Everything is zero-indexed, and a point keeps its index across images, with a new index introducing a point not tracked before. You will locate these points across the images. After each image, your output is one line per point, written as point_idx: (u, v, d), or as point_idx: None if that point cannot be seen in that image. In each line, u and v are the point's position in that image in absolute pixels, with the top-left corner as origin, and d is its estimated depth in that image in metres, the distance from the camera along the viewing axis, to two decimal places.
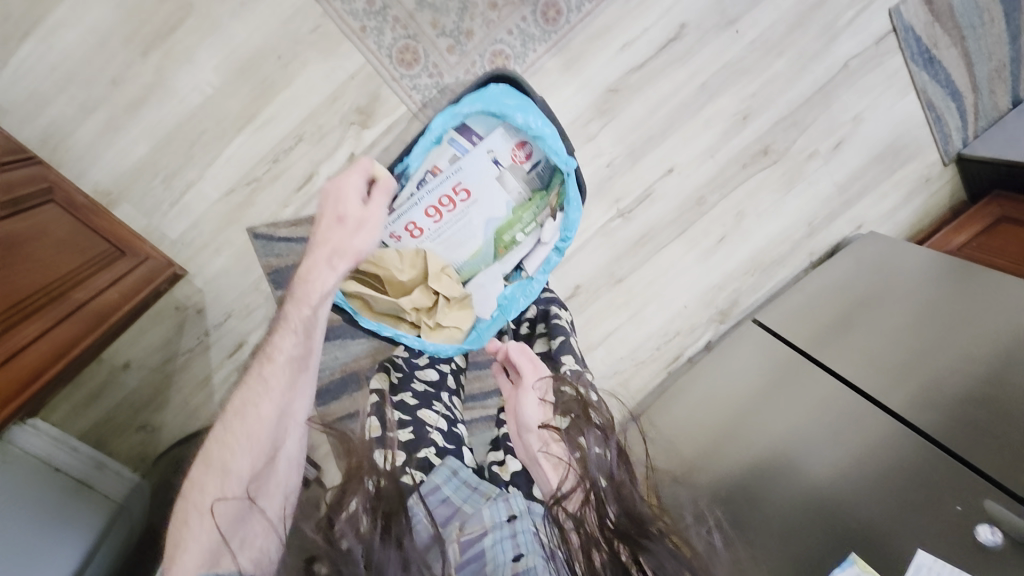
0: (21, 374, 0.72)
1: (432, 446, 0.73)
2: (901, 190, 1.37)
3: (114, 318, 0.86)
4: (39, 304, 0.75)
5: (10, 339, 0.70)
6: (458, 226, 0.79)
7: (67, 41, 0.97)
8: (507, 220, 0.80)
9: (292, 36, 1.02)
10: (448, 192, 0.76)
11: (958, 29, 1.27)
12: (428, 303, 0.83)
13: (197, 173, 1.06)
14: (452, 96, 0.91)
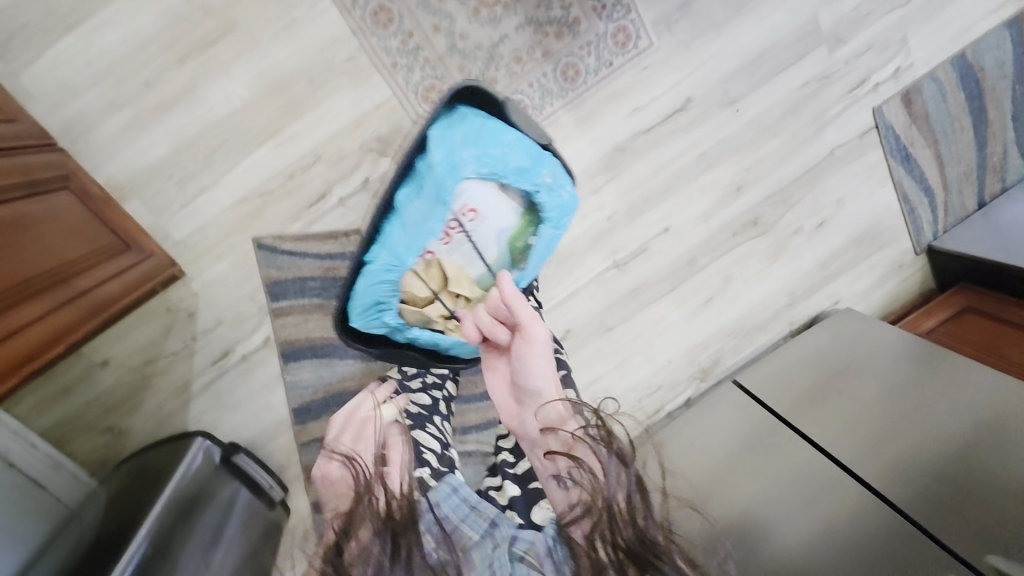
0: (18, 353, 0.71)
1: (426, 468, 0.67)
2: (876, 272, 1.46)
3: (112, 310, 0.85)
4: (41, 287, 0.74)
5: (13, 317, 0.70)
6: (469, 246, 0.82)
7: (108, 40, 0.98)
8: (516, 226, 0.84)
9: (327, 62, 1.06)
10: (455, 213, 0.79)
11: (932, 133, 1.39)
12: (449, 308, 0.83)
13: (212, 179, 1.08)
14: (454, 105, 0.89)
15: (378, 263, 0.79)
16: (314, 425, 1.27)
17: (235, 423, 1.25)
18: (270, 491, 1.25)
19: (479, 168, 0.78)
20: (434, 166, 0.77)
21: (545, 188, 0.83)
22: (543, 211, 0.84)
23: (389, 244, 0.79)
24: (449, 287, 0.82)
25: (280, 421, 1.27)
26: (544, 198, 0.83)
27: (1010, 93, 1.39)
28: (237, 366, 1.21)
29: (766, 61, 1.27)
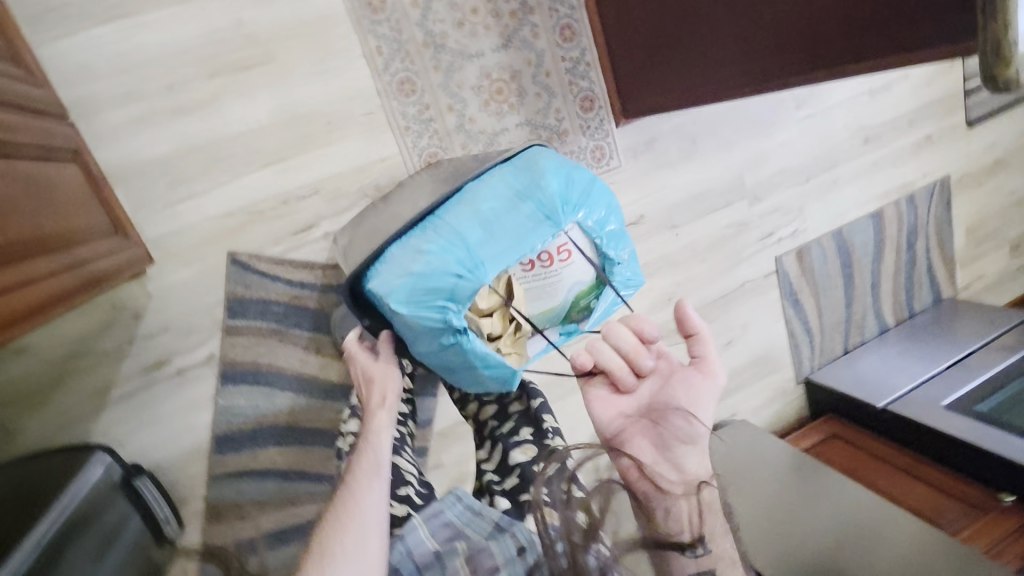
0: (43, 296, 0.68)
1: (411, 487, 0.88)
2: (765, 392, 1.71)
3: (109, 284, 0.84)
4: (52, 245, 0.73)
5: (37, 263, 0.68)
6: (548, 280, 0.90)
7: (144, 39, 1.01)
8: (578, 284, 0.92)
9: (348, 111, 1.16)
10: (551, 249, 0.89)
11: (816, 286, 1.72)
12: (500, 330, 0.91)
13: (205, 188, 1.10)
14: (540, 153, 0.95)
15: (452, 262, 0.85)
16: (231, 457, 1.21)
17: (145, 443, 1.15)
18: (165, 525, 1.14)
19: (584, 218, 0.91)
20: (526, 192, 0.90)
21: (620, 262, 0.96)
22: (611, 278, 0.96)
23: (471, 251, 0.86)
24: (510, 309, 0.90)
25: (196, 448, 1.18)
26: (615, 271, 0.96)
27: (870, 267, 1.77)
28: (168, 380, 1.14)
29: (705, 201, 1.55)
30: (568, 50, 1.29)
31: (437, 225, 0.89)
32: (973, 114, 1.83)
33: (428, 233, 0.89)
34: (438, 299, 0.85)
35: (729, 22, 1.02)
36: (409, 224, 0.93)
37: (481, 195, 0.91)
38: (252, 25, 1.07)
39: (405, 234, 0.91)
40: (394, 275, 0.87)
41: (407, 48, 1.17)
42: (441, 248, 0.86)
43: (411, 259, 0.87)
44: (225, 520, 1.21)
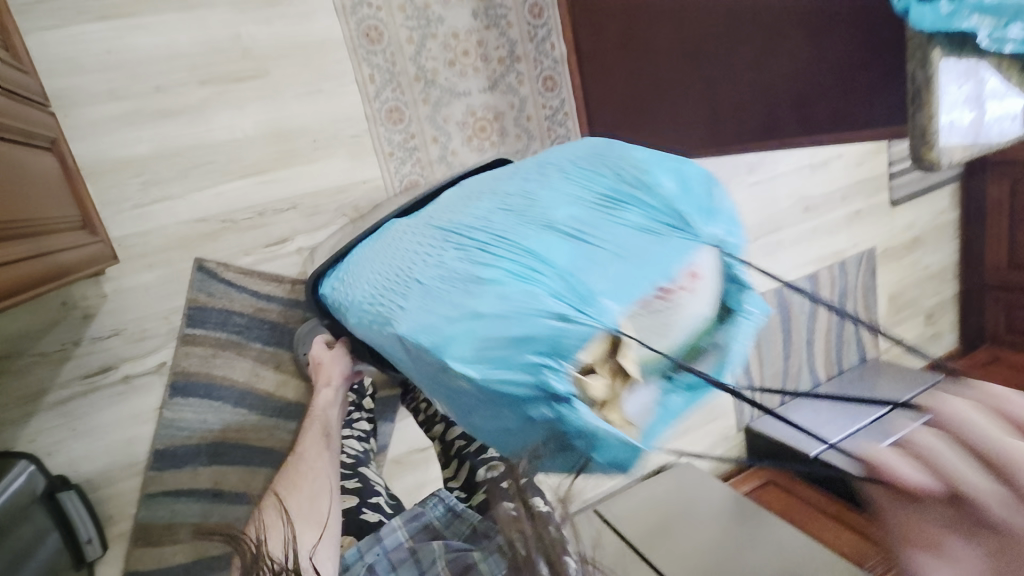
0: (18, 279, 0.65)
1: (380, 496, 0.90)
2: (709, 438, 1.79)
3: (73, 278, 0.81)
4: (25, 232, 0.71)
5: (12, 246, 0.66)
6: (675, 313, 0.54)
7: (136, 39, 1.01)
8: (709, 320, 0.57)
9: (335, 132, 1.18)
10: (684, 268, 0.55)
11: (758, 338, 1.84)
12: (605, 394, 0.52)
13: (180, 191, 1.08)
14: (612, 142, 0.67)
15: (542, 292, 0.52)
16: (170, 474, 1.13)
17: (75, 455, 1.06)
18: (86, 546, 1.05)
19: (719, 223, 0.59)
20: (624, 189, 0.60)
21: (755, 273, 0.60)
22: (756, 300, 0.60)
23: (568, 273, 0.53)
24: (624, 362, 0.52)
25: (132, 463, 1.10)
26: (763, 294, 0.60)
27: (805, 324, 1.92)
28: (112, 387, 1.08)
29: None
30: (549, 99, 1.39)
31: (501, 241, 0.57)
32: (896, 195, 2.06)
33: (487, 251, 0.57)
34: (528, 353, 0.50)
35: (694, 92, 1.13)
36: (447, 241, 0.63)
37: (563, 195, 0.61)
38: (250, 40, 1.09)
39: (446, 257, 0.60)
40: (442, 318, 0.56)
41: (398, 79, 1.22)
42: (518, 274, 0.54)
43: (468, 292, 0.55)
44: (154, 543, 1.13)
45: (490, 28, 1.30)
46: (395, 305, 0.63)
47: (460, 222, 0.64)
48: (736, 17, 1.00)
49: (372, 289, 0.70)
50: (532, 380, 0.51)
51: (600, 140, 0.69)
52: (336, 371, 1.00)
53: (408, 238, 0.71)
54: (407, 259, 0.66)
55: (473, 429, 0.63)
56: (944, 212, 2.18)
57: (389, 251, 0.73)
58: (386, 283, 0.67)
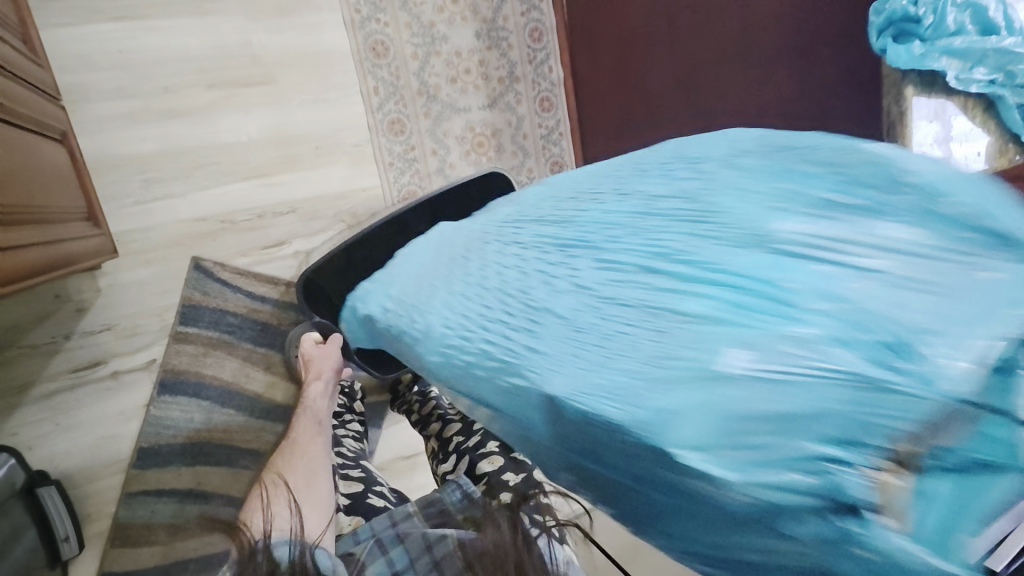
0: (30, 264, 0.66)
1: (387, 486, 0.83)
2: None
3: (75, 269, 0.81)
4: (36, 220, 0.72)
5: (26, 231, 0.67)
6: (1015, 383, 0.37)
7: (148, 41, 1.04)
8: None
9: (337, 140, 1.21)
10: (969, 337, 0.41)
11: None
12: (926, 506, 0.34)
13: (182, 190, 1.09)
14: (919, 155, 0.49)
15: (817, 343, 0.39)
16: (153, 473, 1.11)
17: (58, 449, 1.05)
18: (62, 543, 1.03)
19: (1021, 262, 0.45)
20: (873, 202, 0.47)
21: None
22: None
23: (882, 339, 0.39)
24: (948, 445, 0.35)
25: (115, 460, 1.09)
26: None
27: None
28: (100, 382, 1.07)
29: None
30: (545, 119, 1.42)
31: (703, 264, 0.47)
32: None
33: (683, 298, 0.46)
34: (824, 441, 0.35)
35: (682, 115, 1.22)
36: (595, 286, 0.51)
37: (784, 221, 0.48)
38: (260, 47, 1.12)
39: (617, 306, 0.48)
40: (628, 380, 0.42)
41: (402, 93, 1.26)
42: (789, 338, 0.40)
43: (682, 351, 0.42)
44: (132, 544, 1.10)
45: (492, 49, 1.34)
46: (533, 355, 0.48)
47: (610, 259, 0.52)
48: (732, 46, 1.12)
49: (485, 317, 0.54)
50: (817, 489, 0.34)
51: (758, 131, 0.61)
52: (330, 365, 0.96)
53: (515, 268, 0.58)
54: (524, 285, 0.55)
55: (654, 542, 0.44)
56: None
57: (480, 272, 0.60)
58: (503, 325, 0.52)
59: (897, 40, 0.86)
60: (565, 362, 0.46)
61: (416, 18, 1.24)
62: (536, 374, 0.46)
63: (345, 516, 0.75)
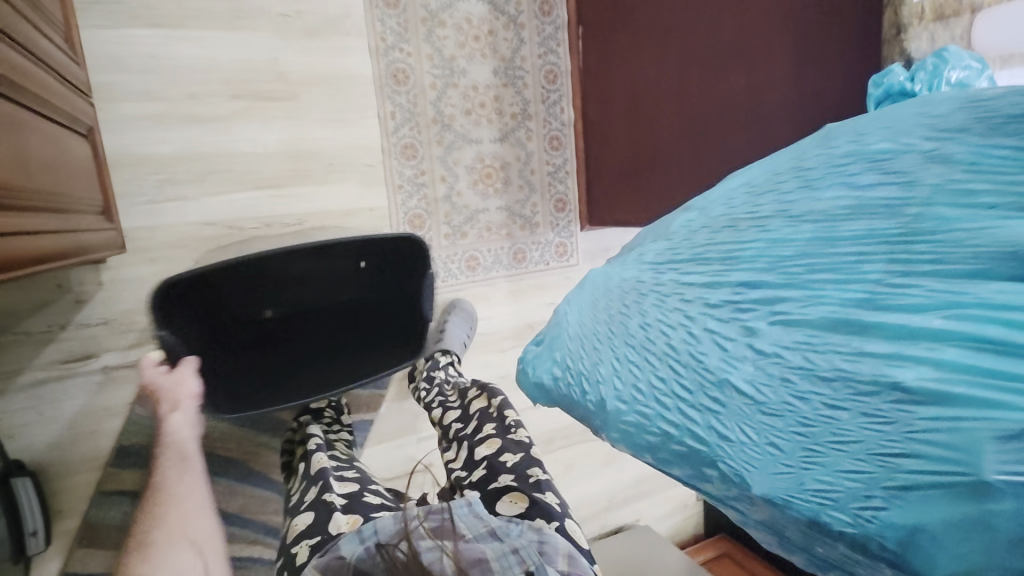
0: (47, 250, 0.68)
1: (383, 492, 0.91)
2: (670, 504, 1.84)
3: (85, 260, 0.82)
4: (56, 209, 0.73)
5: (46, 218, 0.69)
6: None
7: (179, 49, 1.08)
8: None
9: (351, 159, 1.25)
10: None
11: None
12: None
13: (194, 194, 1.12)
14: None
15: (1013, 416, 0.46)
16: (129, 472, 1.10)
17: (39, 440, 1.04)
18: (29, 538, 1.00)
19: None
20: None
21: None
22: None
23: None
24: None
25: (94, 457, 1.08)
26: None
27: None
28: (89, 376, 1.07)
29: None
30: (554, 156, 1.47)
31: (883, 336, 0.57)
32: None
33: (864, 368, 0.56)
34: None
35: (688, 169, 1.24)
36: (771, 356, 0.63)
37: (965, 257, 0.56)
38: (287, 64, 1.16)
39: (796, 381, 0.60)
40: (839, 462, 0.54)
41: (418, 119, 1.30)
42: (943, 391, 0.50)
43: (894, 457, 0.51)
44: (101, 545, 1.08)
45: (507, 85, 1.38)
46: (723, 444, 0.63)
47: (787, 324, 0.64)
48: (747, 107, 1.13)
49: (681, 396, 0.69)
50: None
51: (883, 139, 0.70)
52: (187, 391, 0.85)
53: (684, 336, 0.72)
54: (711, 358, 0.68)
55: None
56: None
57: (656, 338, 0.75)
58: (684, 404, 0.68)
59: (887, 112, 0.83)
60: (755, 445, 0.60)
61: (438, 51, 1.29)
62: (734, 466, 0.61)
63: (343, 515, 0.81)
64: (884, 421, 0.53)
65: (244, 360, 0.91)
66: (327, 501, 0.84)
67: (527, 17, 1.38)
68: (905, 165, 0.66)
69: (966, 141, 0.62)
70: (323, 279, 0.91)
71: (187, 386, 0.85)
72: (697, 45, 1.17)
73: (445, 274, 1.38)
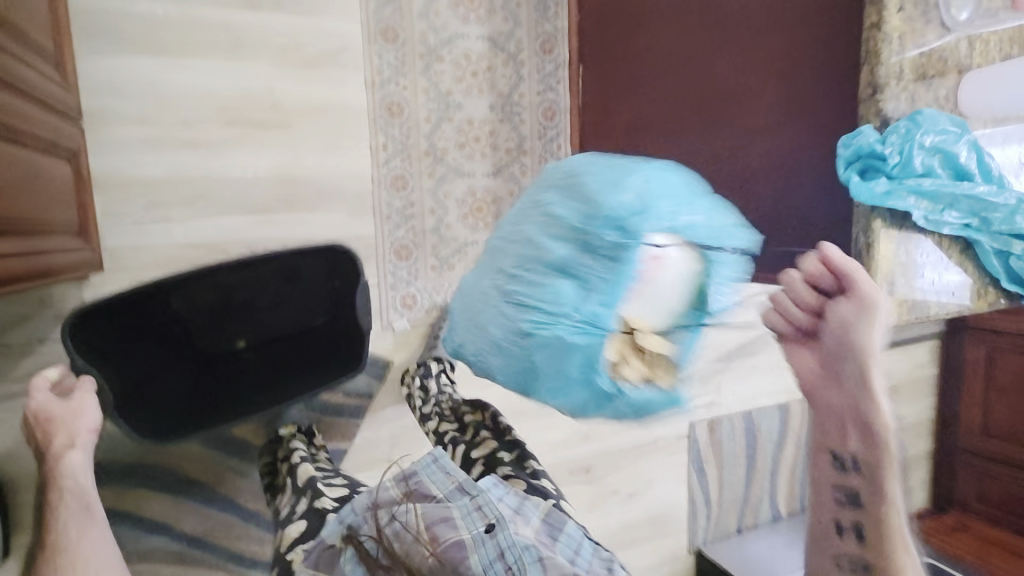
0: (11, 272, 0.70)
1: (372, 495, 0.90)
2: (657, 554, 1.77)
3: (56, 281, 0.84)
4: (27, 232, 0.75)
5: (13, 241, 0.71)
6: (657, 294, 0.59)
7: (176, 76, 1.11)
8: (699, 272, 0.60)
9: (339, 188, 1.25)
10: (649, 274, 0.58)
11: (720, 462, 1.81)
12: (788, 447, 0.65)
13: (181, 216, 1.14)
14: (584, 204, 0.62)
15: (577, 323, 0.61)
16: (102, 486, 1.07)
17: (7, 451, 1.06)
18: None
19: (663, 222, 0.59)
20: (577, 224, 0.62)
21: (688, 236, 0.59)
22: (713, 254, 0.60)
23: (559, 312, 0.62)
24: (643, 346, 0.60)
25: None
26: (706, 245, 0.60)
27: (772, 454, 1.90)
28: None
29: None
30: None
31: (530, 276, 0.65)
32: None
33: (527, 299, 0.65)
34: (577, 368, 0.62)
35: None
36: (496, 293, 0.70)
37: (512, 237, 0.70)
38: (280, 94, 1.19)
39: (506, 307, 0.68)
40: (516, 358, 0.68)
41: (410, 151, 1.30)
42: (536, 305, 0.64)
43: (523, 361, 0.68)
44: None
45: (503, 121, 1.38)
46: (480, 357, 0.76)
47: (499, 270, 0.71)
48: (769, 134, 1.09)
49: (474, 343, 0.76)
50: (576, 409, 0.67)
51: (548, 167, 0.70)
52: (87, 425, 0.78)
53: (467, 286, 0.80)
54: (473, 301, 0.76)
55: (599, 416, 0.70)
56: (922, 366, 2.19)
57: (467, 303, 0.78)
58: (471, 345, 0.77)
59: (868, 177, 0.72)
60: (490, 365, 0.74)
61: (434, 85, 1.31)
62: (485, 366, 0.76)
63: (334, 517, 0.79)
64: (515, 340, 0.67)
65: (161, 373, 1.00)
66: (319, 508, 0.82)
67: (527, 54, 1.38)
68: (546, 206, 0.66)
69: (549, 195, 0.66)
70: (268, 299, 1.06)
71: (86, 418, 0.78)
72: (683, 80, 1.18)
73: (430, 305, 1.37)
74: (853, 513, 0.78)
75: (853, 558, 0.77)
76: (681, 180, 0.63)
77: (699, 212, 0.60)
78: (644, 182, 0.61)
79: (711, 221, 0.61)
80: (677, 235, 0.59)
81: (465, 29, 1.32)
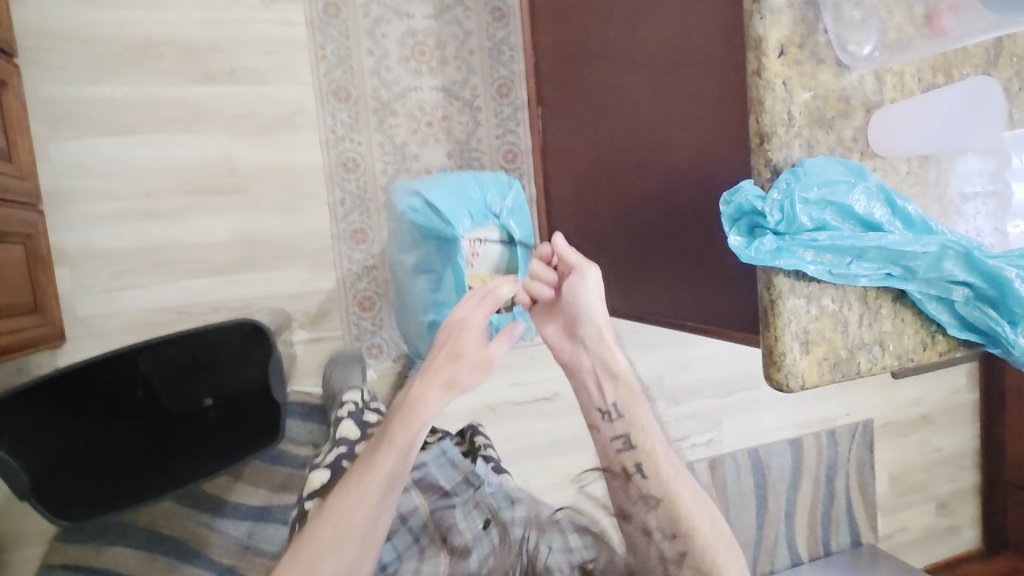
0: None
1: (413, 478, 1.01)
2: None
3: (12, 357, 0.92)
4: None
5: None
6: (486, 259, 1.09)
7: (138, 152, 1.18)
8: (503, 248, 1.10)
9: (298, 245, 1.29)
10: (470, 253, 1.07)
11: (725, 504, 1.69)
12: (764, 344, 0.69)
13: (147, 282, 1.20)
14: (432, 212, 1.07)
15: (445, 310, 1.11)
16: (74, 547, 1.10)
17: None
18: None
19: (466, 223, 1.06)
20: (423, 239, 1.10)
21: (493, 219, 1.10)
22: (506, 224, 1.11)
23: (438, 295, 1.10)
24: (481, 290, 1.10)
25: (41, 527, 1.16)
26: (505, 220, 1.10)
27: (785, 493, 1.76)
28: None
29: None
30: None
31: (415, 298, 1.15)
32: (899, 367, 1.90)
33: (412, 313, 1.17)
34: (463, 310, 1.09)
35: (614, 252, 1.09)
36: (403, 298, 1.19)
37: (396, 276, 1.20)
38: (237, 160, 1.24)
39: (412, 304, 1.16)
40: (423, 330, 1.15)
41: (367, 205, 1.33)
42: (428, 304, 1.13)
43: (434, 328, 1.13)
44: None
45: (461, 167, 1.39)
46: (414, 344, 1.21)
47: (401, 288, 1.19)
48: (694, 246, 0.88)
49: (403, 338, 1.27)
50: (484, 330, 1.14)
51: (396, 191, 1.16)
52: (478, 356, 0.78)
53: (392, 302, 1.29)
54: (400, 308, 1.22)
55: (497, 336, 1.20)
56: (959, 392, 2.00)
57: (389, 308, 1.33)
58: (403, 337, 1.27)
59: (752, 234, 0.66)
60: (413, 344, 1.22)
61: (389, 138, 1.33)
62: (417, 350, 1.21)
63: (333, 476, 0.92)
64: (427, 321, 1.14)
65: (108, 437, 0.93)
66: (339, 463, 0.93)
67: (483, 100, 1.39)
68: (407, 247, 1.13)
69: (396, 221, 1.15)
70: (231, 355, 0.99)
71: (470, 376, 0.78)
72: (613, 135, 1.02)
73: (396, 354, 1.38)
74: (632, 455, 0.85)
75: (648, 502, 0.83)
76: (455, 187, 1.10)
77: (470, 225, 1.07)
78: (451, 199, 1.07)
79: (501, 214, 1.10)
80: (477, 227, 1.08)
81: (418, 82, 1.34)
